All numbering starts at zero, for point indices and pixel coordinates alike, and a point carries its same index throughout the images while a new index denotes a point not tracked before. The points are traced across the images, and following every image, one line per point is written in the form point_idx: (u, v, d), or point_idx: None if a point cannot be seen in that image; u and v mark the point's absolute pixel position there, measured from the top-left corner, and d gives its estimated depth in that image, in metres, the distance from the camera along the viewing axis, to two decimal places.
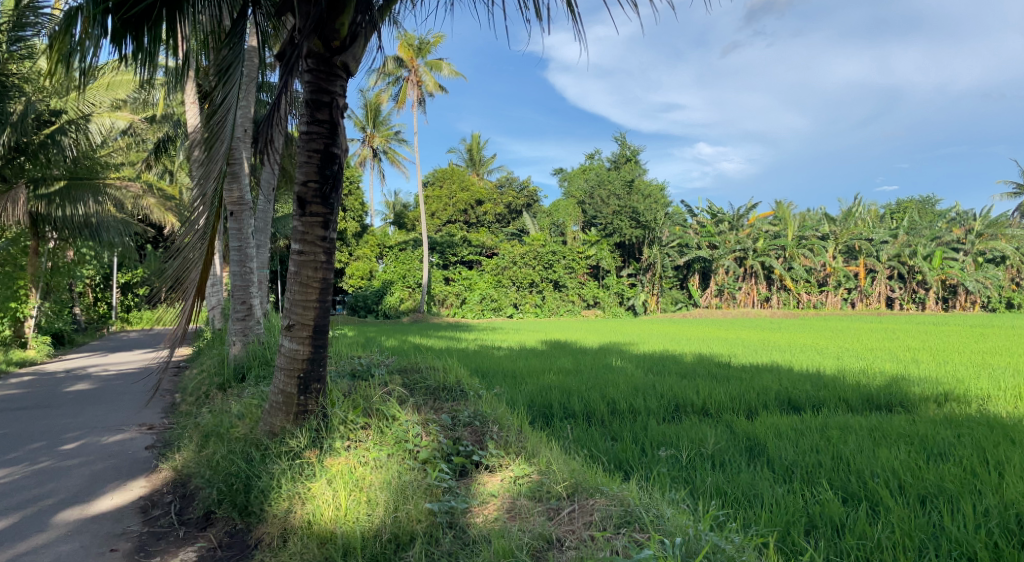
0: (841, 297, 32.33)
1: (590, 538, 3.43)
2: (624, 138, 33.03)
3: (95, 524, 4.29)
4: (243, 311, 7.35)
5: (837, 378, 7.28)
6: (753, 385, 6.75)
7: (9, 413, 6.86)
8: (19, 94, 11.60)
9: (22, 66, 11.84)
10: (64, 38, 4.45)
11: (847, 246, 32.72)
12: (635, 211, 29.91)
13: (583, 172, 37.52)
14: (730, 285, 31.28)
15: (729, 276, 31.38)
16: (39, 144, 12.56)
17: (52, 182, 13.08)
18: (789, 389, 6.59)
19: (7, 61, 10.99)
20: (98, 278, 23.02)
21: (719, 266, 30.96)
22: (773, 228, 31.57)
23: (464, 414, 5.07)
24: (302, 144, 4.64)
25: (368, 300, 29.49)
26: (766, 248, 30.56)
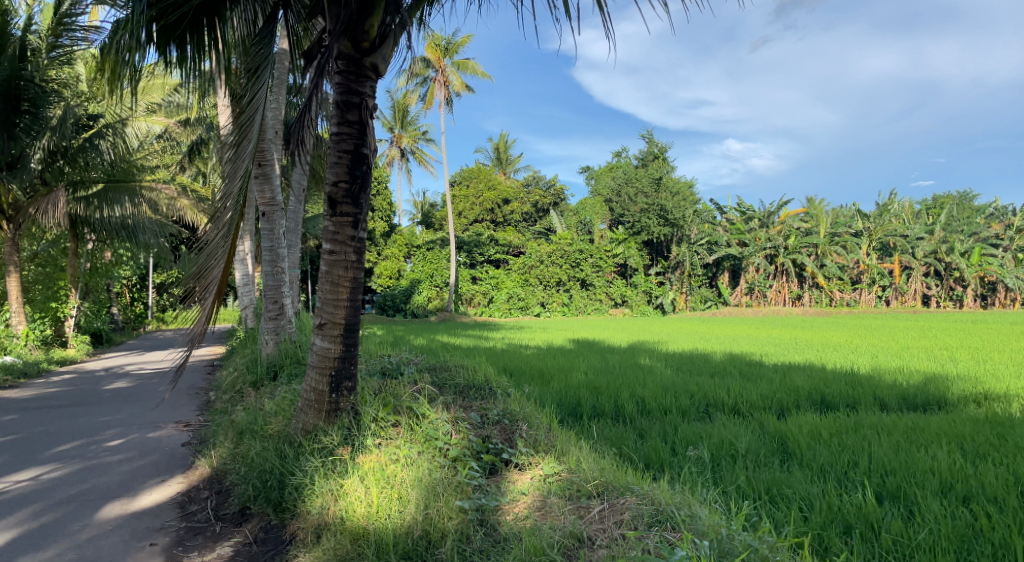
0: (875, 295, 31.76)
1: (621, 536, 3.42)
2: (652, 136, 32.71)
3: (135, 520, 4.38)
4: (274, 311, 7.47)
5: (872, 378, 7.11)
6: (785, 385, 6.63)
7: (51, 411, 7.04)
8: (58, 99, 12.02)
9: (60, 72, 12.31)
10: (111, 49, 4.60)
11: (882, 243, 32.09)
12: (663, 208, 29.66)
13: (609, 171, 37.28)
14: (761, 283, 30.58)
15: (759, 275, 30.68)
16: (79, 148, 12.74)
17: (91, 185, 13.40)
18: (822, 388, 6.46)
19: (47, 67, 11.50)
20: (135, 278, 23.51)
21: (750, 264, 30.22)
22: (805, 225, 31.09)
23: (493, 412, 5.08)
24: (332, 145, 4.67)
25: (397, 299, 29.58)
26: (798, 245, 29.81)
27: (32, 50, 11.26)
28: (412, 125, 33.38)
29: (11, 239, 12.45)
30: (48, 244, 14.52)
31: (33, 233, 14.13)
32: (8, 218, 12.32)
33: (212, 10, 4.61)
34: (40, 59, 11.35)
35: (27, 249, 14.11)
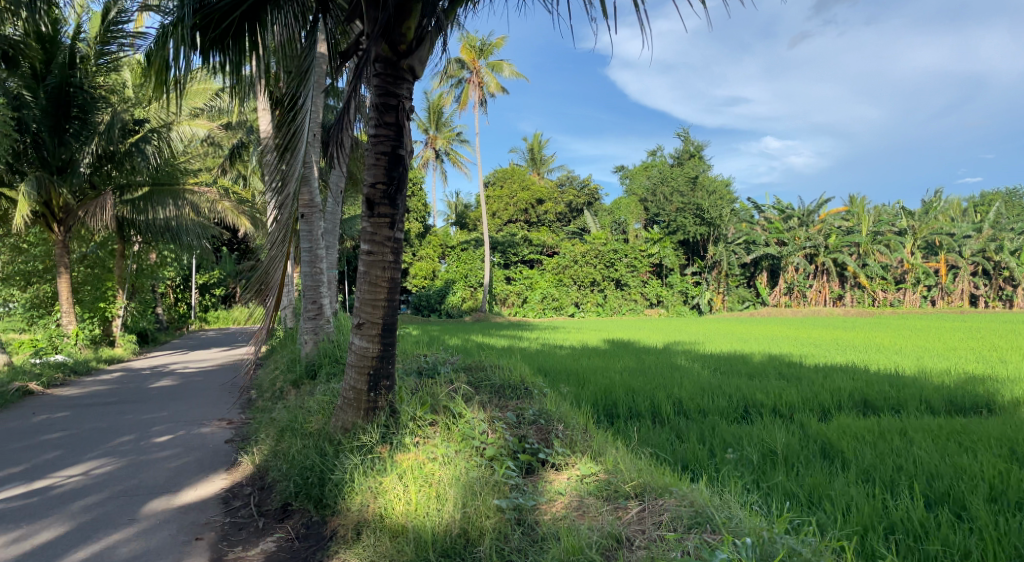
0: (920, 295, 31.00)
1: (659, 537, 3.41)
2: (687, 134, 32.35)
3: (181, 515, 4.49)
4: (313, 311, 7.60)
5: (918, 379, 7.00)
6: (825, 386, 6.54)
7: (101, 408, 7.26)
8: (106, 105, 12.51)
9: (107, 79, 12.76)
10: (158, 56, 4.71)
11: (927, 242, 31.33)
12: (699, 207, 29.31)
13: (643, 170, 36.97)
14: (801, 284, 29.75)
15: (799, 275, 29.81)
16: (126, 152, 13.08)
17: (136, 188, 13.70)
18: (865, 389, 6.36)
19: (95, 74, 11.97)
20: (179, 280, 23.96)
21: (789, 263, 29.62)
22: (846, 224, 30.48)
23: (529, 411, 5.08)
24: (370, 147, 4.72)
25: (432, 299, 30.03)
26: (839, 244, 29.37)
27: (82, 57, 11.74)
28: (447, 126, 33.58)
29: (62, 241, 12.71)
30: (97, 246, 14.79)
31: (83, 236, 14.52)
32: (58, 222, 12.58)
33: (254, 15, 4.70)
34: (87, 66, 11.76)
35: (77, 251, 14.31)
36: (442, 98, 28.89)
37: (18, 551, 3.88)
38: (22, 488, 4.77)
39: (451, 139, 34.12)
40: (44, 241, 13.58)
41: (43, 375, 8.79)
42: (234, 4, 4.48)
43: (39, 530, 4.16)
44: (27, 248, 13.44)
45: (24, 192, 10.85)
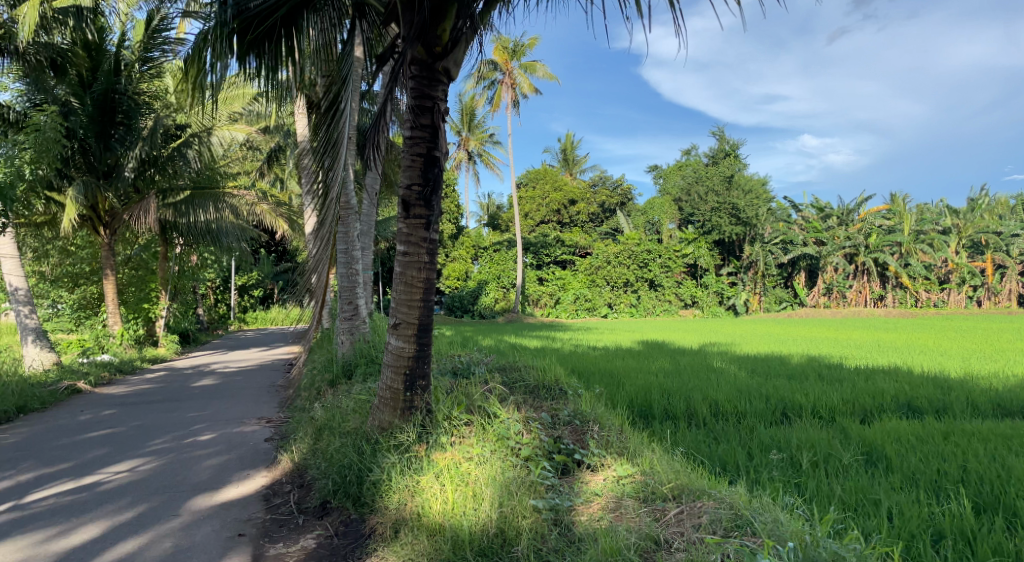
0: (965, 296, 30.55)
1: (699, 540, 3.38)
2: (722, 133, 32.10)
3: (224, 511, 4.59)
4: (349, 311, 7.70)
5: (966, 382, 6.83)
6: (866, 388, 6.42)
7: (146, 406, 7.46)
8: (150, 110, 12.74)
9: (151, 85, 13.00)
10: (196, 61, 4.80)
11: (973, 241, 30.78)
12: (735, 207, 28.81)
13: (677, 170, 36.69)
14: (840, 284, 29.79)
15: (839, 275, 29.82)
16: (167, 157, 13.55)
17: (178, 192, 13.64)
18: (909, 392, 6.22)
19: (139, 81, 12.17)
20: (220, 281, 24.37)
21: (828, 263, 29.51)
22: (887, 223, 29.96)
23: (564, 412, 5.07)
24: (406, 149, 4.78)
25: (465, 300, 30.49)
26: (880, 243, 28.99)
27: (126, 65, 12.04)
28: (479, 128, 33.65)
29: (107, 243, 13.12)
30: (140, 248, 15.14)
31: (128, 239, 15.16)
32: (104, 224, 12.99)
33: (291, 21, 4.77)
34: (132, 73, 11.93)
35: (122, 253, 14.97)
36: (474, 99, 28.98)
37: (70, 543, 4.01)
38: (71, 483, 4.92)
39: (484, 141, 34.18)
40: (90, 244, 13.97)
41: (90, 374, 9.05)
42: (271, 9, 4.57)
43: (88, 523, 4.29)
44: (74, 250, 13.78)
45: (71, 196, 11.14)
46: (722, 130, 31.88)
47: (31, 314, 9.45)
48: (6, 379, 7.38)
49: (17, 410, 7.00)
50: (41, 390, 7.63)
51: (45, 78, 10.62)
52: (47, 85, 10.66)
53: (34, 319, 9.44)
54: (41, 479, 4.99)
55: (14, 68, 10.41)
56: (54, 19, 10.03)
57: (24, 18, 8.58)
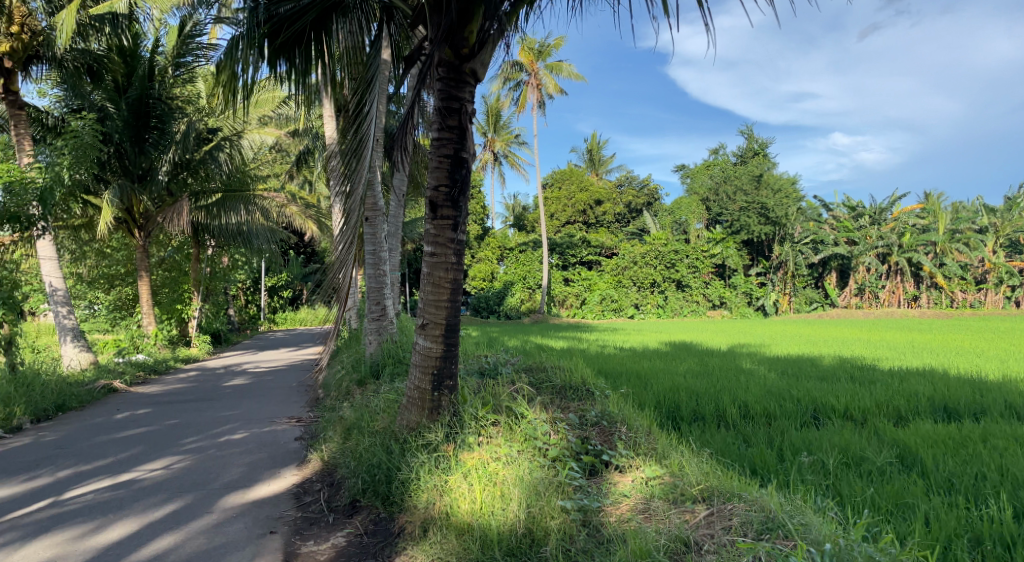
0: (1003, 296, 30.04)
1: (730, 542, 3.34)
2: (751, 131, 32.24)
3: (257, 508, 4.66)
4: (377, 312, 7.77)
5: (1004, 384, 6.67)
6: (900, 390, 6.31)
7: (179, 405, 7.60)
8: (183, 115, 13.08)
9: (184, 91, 13.38)
10: (228, 65, 4.88)
11: (1011, 240, 30.23)
12: (764, 207, 28.52)
13: (705, 169, 36.60)
14: (872, 284, 29.36)
15: (871, 275, 29.50)
16: (200, 160, 13.57)
17: (210, 194, 13.74)
18: (946, 395, 6.09)
19: (172, 85, 12.54)
20: (250, 282, 24.70)
21: (859, 263, 29.21)
22: (921, 222, 29.55)
23: (591, 413, 5.05)
24: (433, 151, 4.82)
25: (490, 301, 31.00)
26: (913, 243, 28.52)
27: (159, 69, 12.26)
28: (505, 129, 33.61)
29: (141, 246, 13.36)
30: (174, 250, 15.37)
31: (162, 240, 15.25)
32: (139, 227, 13.23)
33: (321, 25, 4.84)
34: (165, 78, 12.31)
35: (156, 255, 15.16)
36: (500, 100, 29.03)
37: (106, 540, 4.09)
38: (108, 480, 5.04)
39: (509, 142, 34.17)
40: (125, 246, 14.24)
41: (126, 374, 9.25)
42: (301, 14, 4.63)
43: (123, 520, 4.38)
44: (111, 252, 14.04)
45: (109, 200, 11.41)
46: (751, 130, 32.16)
47: (69, 314, 9.69)
48: (46, 379, 7.58)
49: (57, 408, 7.21)
50: (79, 389, 7.82)
51: (81, 83, 10.82)
52: (83, 90, 10.92)
53: (72, 319, 9.67)
54: (79, 476, 5.11)
55: (50, 74, 10.66)
56: (89, 25, 10.22)
57: (62, 25, 8.76)
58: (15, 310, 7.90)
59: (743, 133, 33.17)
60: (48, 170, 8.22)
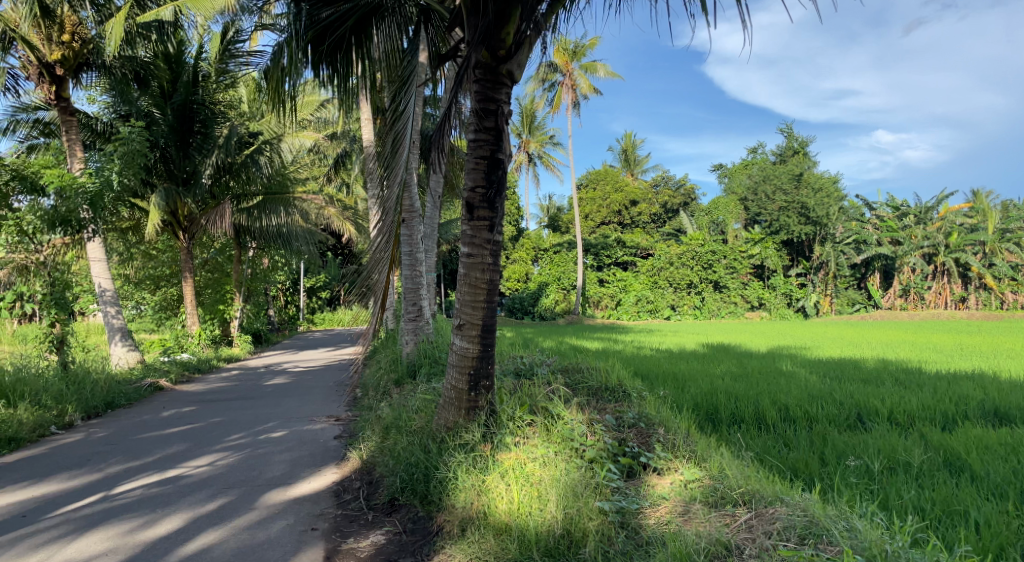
0: None
1: (772, 546, 3.29)
2: (791, 130, 31.95)
3: (298, 506, 4.74)
4: (413, 312, 7.87)
5: None
6: (950, 394, 6.14)
7: (223, 403, 7.78)
8: (224, 119, 13.34)
9: (225, 96, 13.62)
10: (275, 71, 5.07)
11: None
12: (804, 206, 28.07)
13: (744, 168, 36.27)
14: (918, 285, 28.72)
15: (916, 276, 28.86)
16: (241, 164, 13.76)
17: (251, 198, 14.42)
18: (998, 399, 5.91)
19: (214, 90, 12.81)
20: (289, 283, 25.13)
21: (904, 264, 28.65)
22: (970, 221, 28.88)
23: (628, 415, 5.02)
24: (470, 152, 4.85)
25: (525, 301, 31.32)
26: (961, 243, 27.89)
27: (203, 76, 12.55)
28: (540, 129, 33.66)
29: (186, 247, 13.67)
30: (217, 251, 15.81)
31: (205, 242, 15.63)
32: (184, 229, 13.50)
33: (361, 29, 4.94)
34: (209, 84, 12.65)
35: (200, 256, 15.59)
36: (535, 100, 29.03)
37: (153, 534, 4.20)
38: (155, 476, 5.18)
39: (544, 143, 34.20)
40: (170, 248, 14.64)
41: (171, 372, 9.51)
42: (342, 19, 4.75)
43: (168, 516, 4.48)
44: (156, 254, 14.52)
45: (155, 203, 11.73)
46: (791, 128, 31.92)
47: (117, 314, 9.96)
48: (97, 377, 7.83)
49: (106, 405, 7.45)
50: (127, 387, 8.09)
51: (127, 89, 11.13)
52: (131, 97, 11.26)
53: (120, 319, 9.94)
54: (128, 471, 5.27)
55: (100, 81, 10.95)
56: (138, 33, 10.29)
57: (109, 34, 9.06)
58: (67, 310, 8.17)
59: (783, 131, 32.69)
60: (98, 176, 8.50)
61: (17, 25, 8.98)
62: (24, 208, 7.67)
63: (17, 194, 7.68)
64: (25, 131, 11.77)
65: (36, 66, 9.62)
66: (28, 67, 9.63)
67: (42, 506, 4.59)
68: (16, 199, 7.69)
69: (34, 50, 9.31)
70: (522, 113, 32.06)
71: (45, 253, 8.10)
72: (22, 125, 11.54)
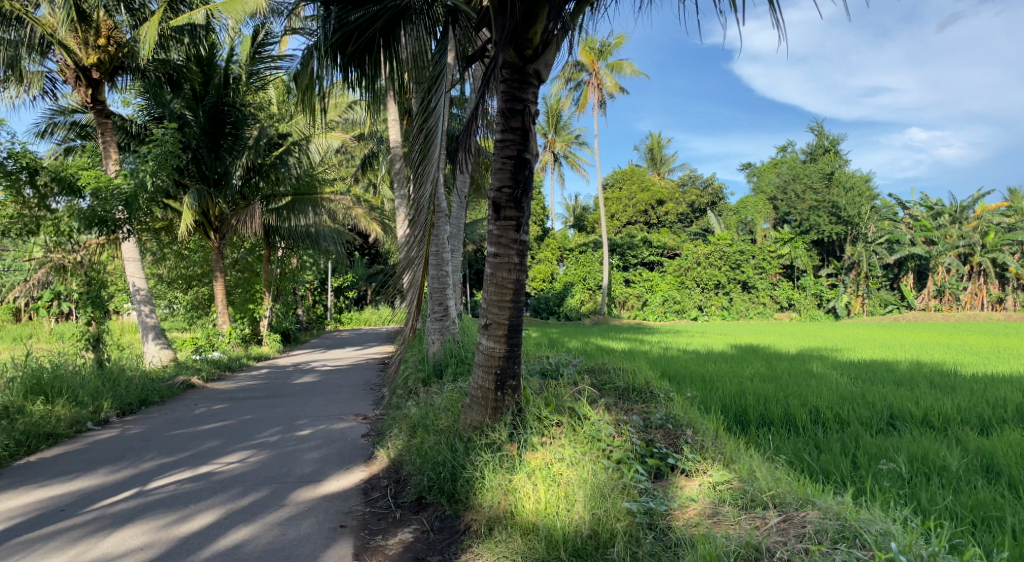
0: None
1: (804, 550, 3.25)
2: (821, 128, 31.49)
3: (327, 503, 4.80)
4: (440, 312, 7.96)
5: None
6: (986, 398, 6.01)
7: (253, 401, 7.90)
8: (254, 121, 13.42)
9: (254, 98, 13.79)
10: (306, 74, 5.18)
11: None
12: (835, 205, 27.70)
13: (773, 167, 35.85)
14: (953, 285, 28.13)
15: (951, 276, 28.31)
16: (271, 164, 14.03)
17: (280, 198, 14.58)
18: None
19: (246, 93, 12.99)
20: (318, 282, 25.41)
21: (938, 264, 28.14)
22: (1008, 220, 28.20)
23: (656, 416, 4.99)
24: (496, 152, 4.86)
25: (550, 301, 31.57)
26: (998, 243, 27.25)
27: (235, 78, 12.68)
28: (565, 129, 33.63)
29: (216, 247, 13.89)
30: (246, 252, 16.05)
31: (235, 242, 15.74)
32: (215, 230, 13.73)
33: (388, 31, 5.00)
34: (240, 86, 12.73)
35: (230, 256, 15.71)
36: (561, 100, 28.97)
37: (186, 529, 4.28)
38: (189, 472, 5.29)
39: (569, 142, 34.14)
40: (201, 248, 14.84)
41: (203, 370, 9.69)
42: (370, 22, 4.83)
43: (201, 512, 4.56)
44: (188, 254, 14.72)
45: (189, 204, 12.01)
46: (821, 126, 31.46)
47: (150, 313, 10.16)
48: (131, 374, 8.00)
49: (141, 402, 7.62)
50: (160, 385, 8.26)
51: (161, 92, 11.39)
52: (164, 99, 11.52)
53: (154, 318, 10.14)
54: (163, 467, 5.38)
55: (135, 84, 11.23)
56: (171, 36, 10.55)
57: (143, 38, 9.23)
58: (102, 308, 8.36)
59: (812, 129, 32.23)
60: (131, 178, 8.63)
61: (55, 30, 9.20)
62: (62, 209, 7.83)
63: (55, 196, 7.85)
64: (62, 133, 12.06)
65: (73, 69, 9.84)
66: (65, 71, 9.88)
67: (80, 499, 4.70)
68: (54, 201, 7.86)
69: (71, 55, 9.50)
70: (547, 112, 32.03)
71: (81, 253, 8.30)
72: (60, 127, 11.84)
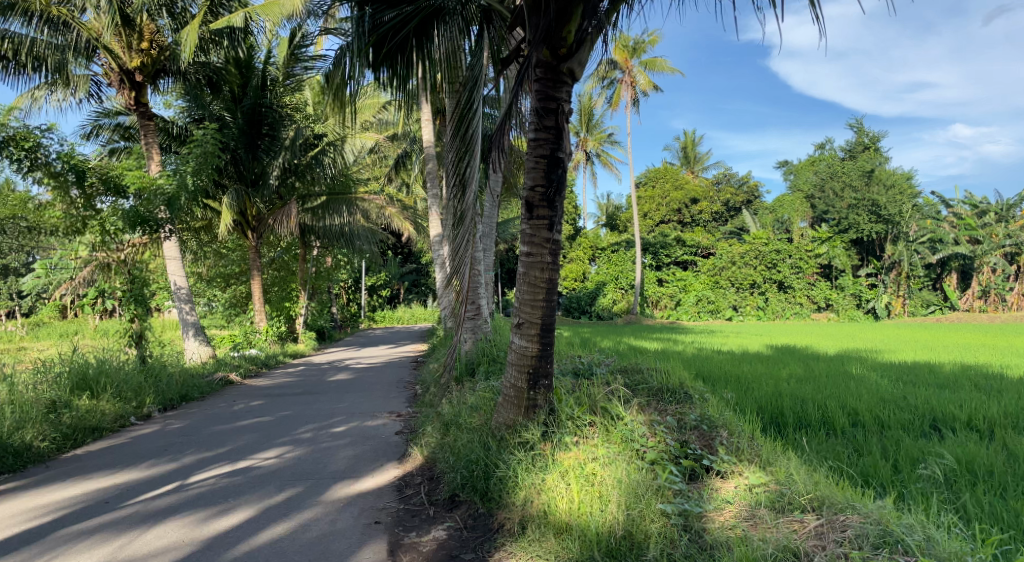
0: None
1: (843, 555, 3.19)
2: (860, 125, 30.79)
3: (362, 499, 4.88)
4: (473, 311, 8.06)
5: None
6: None
7: (289, 397, 8.05)
8: (290, 122, 13.56)
9: (292, 100, 13.98)
10: (338, 74, 5.30)
11: None
12: (875, 203, 27.10)
13: (811, 166, 35.22)
14: (999, 286, 27.38)
15: (996, 276, 27.51)
16: (307, 165, 14.26)
17: (315, 198, 14.69)
18: None
19: (283, 94, 13.10)
20: (352, 281, 25.68)
21: (983, 263, 27.38)
22: None
23: (690, 416, 4.94)
24: (530, 151, 4.86)
25: (583, 301, 31.48)
26: None
27: (271, 80, 12.79)
28: (596, 128, 33.48)
29: (254, 246, 14.19)
30: (283, 251, 16.34)
31: (272, 241, 16.08)
32: (252, 229, 14.10)
33: (421, 32, 5.06)
34: (277, 87, 12.85)
35: (267, 256, 16.12)
36: (593, 99, 28.81)
37: (225, 523, 4.38)
38: (228, 466, 5.41)
39: (601, 141, 33.97)
40: (239, 247, 15.16)
41: (240, 367, 9.89)
42: (404, 21, 4.92)
43: (237, 507, 4.65)
44: (227, 253, 15.08)
45: (227, 204, 12.40)
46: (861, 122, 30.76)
47: (191, 310, 10.40)
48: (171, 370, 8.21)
49: (181, 398, 7.83)
50: (200, 381, 8.47)
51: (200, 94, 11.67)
52: (204, 101, 11.87)
53: (193, 315, 10.38)
54: (202, 461, 5.51)
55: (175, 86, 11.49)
56: (210, 39, 10.77)
57: (184, 41, 9.41)
58: (145, 306, 8.59)
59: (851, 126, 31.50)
60: (175, 178, 8.76)
61: (99, 34, 9.51)
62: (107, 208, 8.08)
63: (101, 196, 8.14)
64: (107, 135, 12.36)
65: (117, 73, 10.12)
66: (110, 74, 10.14)
67: (123, 492, 4.85)
68: (100, 201, 8.15)
69: (115, 58, 9.80)
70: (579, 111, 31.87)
71: (125, 252, 8.59)
72: (105, 130, 12.13)
